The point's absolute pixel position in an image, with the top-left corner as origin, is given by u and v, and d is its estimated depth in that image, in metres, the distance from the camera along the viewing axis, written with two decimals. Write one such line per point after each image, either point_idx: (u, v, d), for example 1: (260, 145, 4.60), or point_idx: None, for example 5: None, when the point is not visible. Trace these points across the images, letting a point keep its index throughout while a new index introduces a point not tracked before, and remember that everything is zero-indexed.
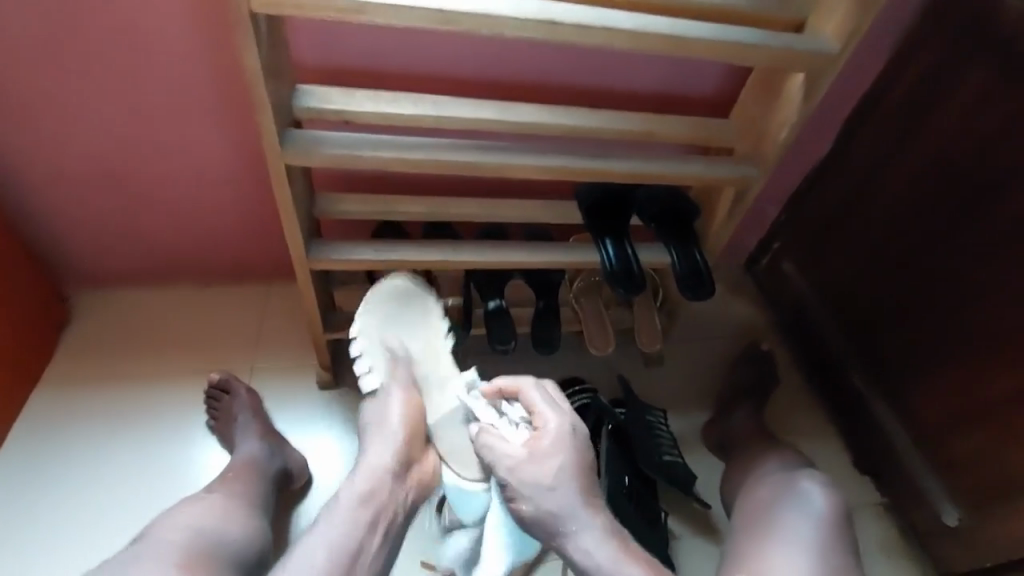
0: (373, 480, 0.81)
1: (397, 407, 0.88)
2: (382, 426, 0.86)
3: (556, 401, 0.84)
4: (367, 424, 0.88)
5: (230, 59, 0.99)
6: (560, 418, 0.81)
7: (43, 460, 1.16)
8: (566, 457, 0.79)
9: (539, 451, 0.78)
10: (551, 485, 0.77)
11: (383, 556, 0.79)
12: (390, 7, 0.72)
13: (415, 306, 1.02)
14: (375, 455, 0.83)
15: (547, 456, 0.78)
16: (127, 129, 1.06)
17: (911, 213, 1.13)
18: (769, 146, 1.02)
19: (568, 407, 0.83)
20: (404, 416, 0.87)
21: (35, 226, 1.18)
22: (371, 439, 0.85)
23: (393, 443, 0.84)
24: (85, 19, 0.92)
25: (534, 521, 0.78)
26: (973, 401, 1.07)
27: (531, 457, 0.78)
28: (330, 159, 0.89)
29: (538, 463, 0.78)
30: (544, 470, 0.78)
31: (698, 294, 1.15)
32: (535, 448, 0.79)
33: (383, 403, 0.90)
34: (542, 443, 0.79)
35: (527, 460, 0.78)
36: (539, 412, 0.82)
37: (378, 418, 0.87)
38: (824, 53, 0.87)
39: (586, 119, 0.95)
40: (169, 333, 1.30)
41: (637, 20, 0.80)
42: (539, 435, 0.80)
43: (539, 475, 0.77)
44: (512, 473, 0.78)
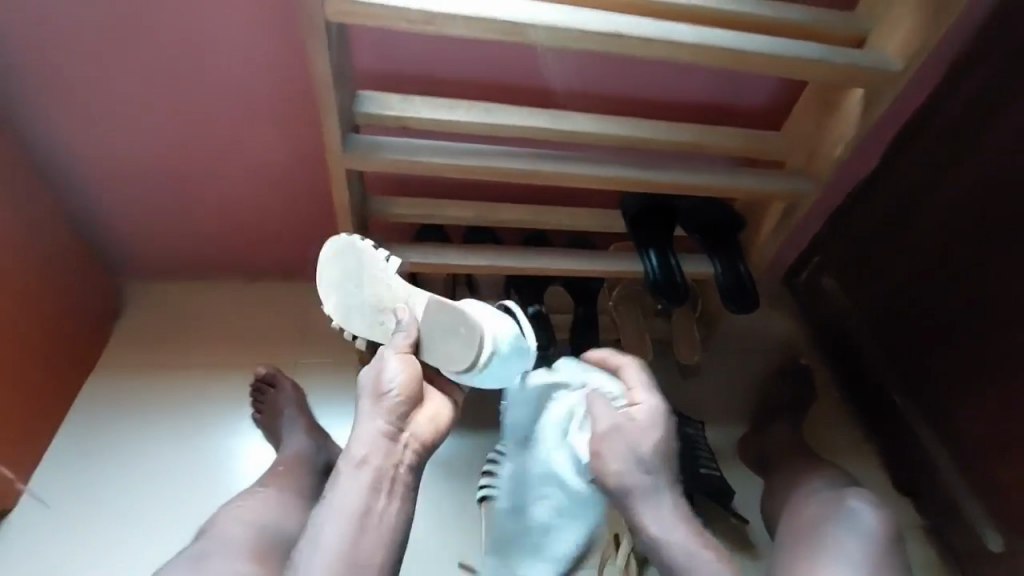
0: (369, 443, 0.79)
1: (390, 369, 0.82)
2: (371, 394, 0.81)
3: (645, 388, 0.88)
4: (359, 395, 0.83)
5: (292, 64, 1.02)
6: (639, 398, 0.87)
7: (98, 442, 1.21)
8: (660, 437, 0.85)
9: (626, 423, 0.84)
10: (641, 451, 0.83)
11: (401, 506, 0.78)
12: (460, 19, 0.74)
13: (353, 276, 0.93)
14: (366, 423, 0.80)
15: (646, 430, 0.84)
16: (189, 128, 1.10)
17: (960, 233, 1.11)
18: (822, 161, 1.02)
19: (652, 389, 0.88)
20: (395, 377, 0.81)
21: (97, 217, 1.23)
22: (361, 408, 0.81)
23: (385, 405, 0.80)
24: (161, 23, 0.97)
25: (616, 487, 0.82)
26: (1020, 429, 1.04)
27: (632, 423, 0.84)
28: (387, 163, 0.91)
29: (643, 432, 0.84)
30: (642, 438, 0.84)
31: (742, 307, 1.15)
32: (633, 417, 0.85)
33: (377, 368, 0.83)
34: (634, 416, 0.85)
35: (611, 432, 0.83)
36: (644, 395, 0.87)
37: (370, 385, 0.82)
38: (886, 69, 0.86)
39: (641, 130, 0.95)
40: (217, 326, 1.34)
41: (699, 34, 0.80)
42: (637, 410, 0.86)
43: (625, 446, 0.83)
44: (610, 432, 0.83)
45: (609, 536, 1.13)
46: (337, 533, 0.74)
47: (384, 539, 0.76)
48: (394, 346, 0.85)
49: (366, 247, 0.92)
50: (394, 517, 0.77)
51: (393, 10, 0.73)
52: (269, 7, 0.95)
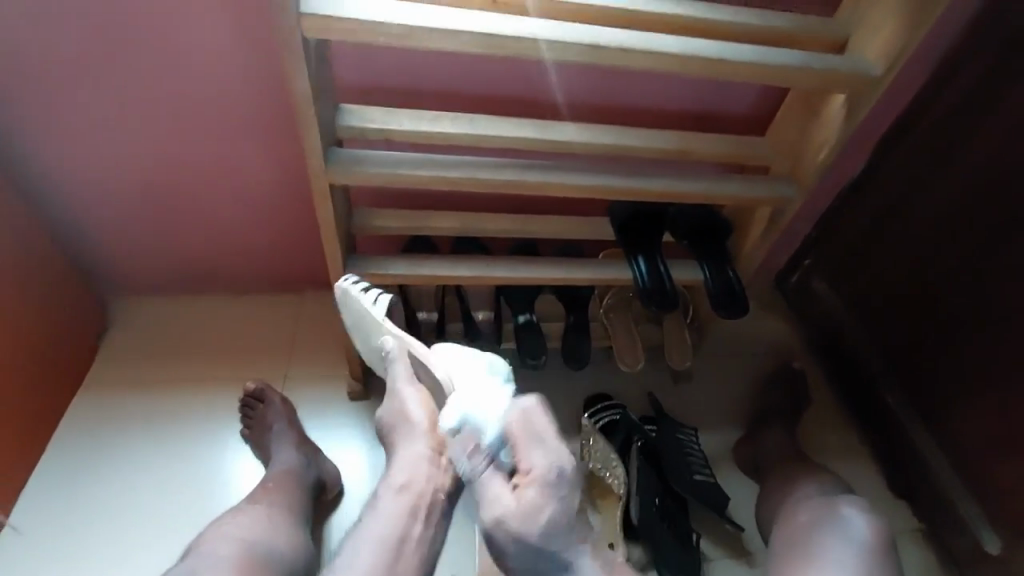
0: (408, 470, 0.84)
1: (415, 399, 0.90)
2: (406, 424, 0.88)
3: (548, 485, 0.77)
4: (393, 428, 0.90)
5: (275, 79, 1.02)
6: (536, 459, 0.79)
7: (86, 462, 1.20)
8: (547, 539, 0.76)
9: (523, 494, 0.77)
10: (532, 545, 0.76)
11: (440, 532, 0.83)
12: (438, 32, 0.74)
13: (356, 318, 0.99)
14: (406, 452, 0.86)
15: (538, 509, 0.76)
16: (174, 144, 1.09)
17: (945, 234, 1.11)
18: (807, 166, 1.02)
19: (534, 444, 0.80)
20: (422, 406, 0.89)
21: (82, 234, 1.22)
22: (401, 437, 0.88)
23: (424, 433, 0.87)
24: (140, 39, 0.96)
25: (518, 565, 0.78)
26: (1008, 429, 1.04)
27: (517, 513, 0.76)
28: (371, 177, 0.91)
29: (518, 514, 0.76)
30: (529, 532, 0.76)
31: (732, 312, 1.15)
32: (529, 511, 0.76)
33: (400, 400, 0.91)
34: (542, 498, 0.77)
35: (516, 509, 0.77)
36: (535, 459, 0.79)
37: (401, 416, 0.89)
38: (867, 74, 0.86)
39: (624, 138, 0.95)
40: (206, 340, 1.33)
41: (678, 43, 0.80)
42: (528, 485, 0.78)
43: (519, 545, 0.76)
44: (495, 524, 0.77)
45: None
46: (373, 558, 0.77)
47: (419, 565, 0.79)
48: (400, 378, 0.92)
49: (354, 290, 0.98)
50: (434, 542, 0.82)
51: (370, 24, 0.72)
52: (250, 23, 0.95)
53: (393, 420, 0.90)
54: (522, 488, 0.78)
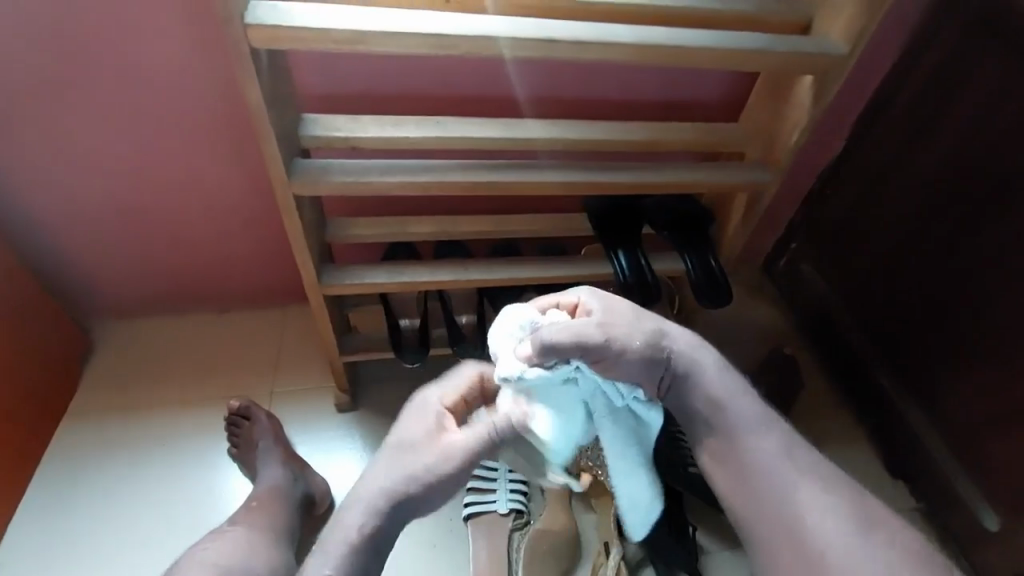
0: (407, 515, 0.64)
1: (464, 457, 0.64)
2: (414, 446, 0.64)
3: (602, 291, 0.72)
4: (399, 433, 0.65)
5: (237, 92, 1.00)
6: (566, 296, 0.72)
7: (73, 490, 1.19)
8: (652, 320, 0.71)
9: (598, 311, 0.69)
10: (640, 320, 0.70)
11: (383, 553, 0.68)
12: (389, 36, 0.72)
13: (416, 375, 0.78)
14: (398, 473, 0.62)
15: (613, 302, 0.71)
16: (140, 164, 1.08)
17: (928, 210, 1.10)
18: (781, 150, 1.00)
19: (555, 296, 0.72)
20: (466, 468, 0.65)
21: (57, 260, 1.21)
22: (398, 451, 0.64)
23: (433, 472, 0.62)
24: (94, 59, 0.94)
25: (651, 351, 0.68)
26: (1001, 405, 1.03)
27: (607, 311, 0.69)
28: (336, 186, 0.89)
29: (607, 309, 0.69)
30: (623, 310, 0.70)
31: (715, 302, 1.13)
32: (611, 304, 0.70)
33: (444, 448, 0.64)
34: (610, 292, 0.71)
35: (606, 315, 0.68)
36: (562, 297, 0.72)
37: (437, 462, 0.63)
38: (833, 53, 0.85)
39: (593, 132, 0.94)
40: (190, 360, 1.32)
41: (637, 32, 0.79)
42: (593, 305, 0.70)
43: (634, 326, 0.68)
44: (609, 331, 0.66)
45: (599, 545, 1.12)
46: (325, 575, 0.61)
47: None
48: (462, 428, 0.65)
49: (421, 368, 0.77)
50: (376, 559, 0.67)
51: (318, 32, 0.71)
52: (207, 36, 0.93)
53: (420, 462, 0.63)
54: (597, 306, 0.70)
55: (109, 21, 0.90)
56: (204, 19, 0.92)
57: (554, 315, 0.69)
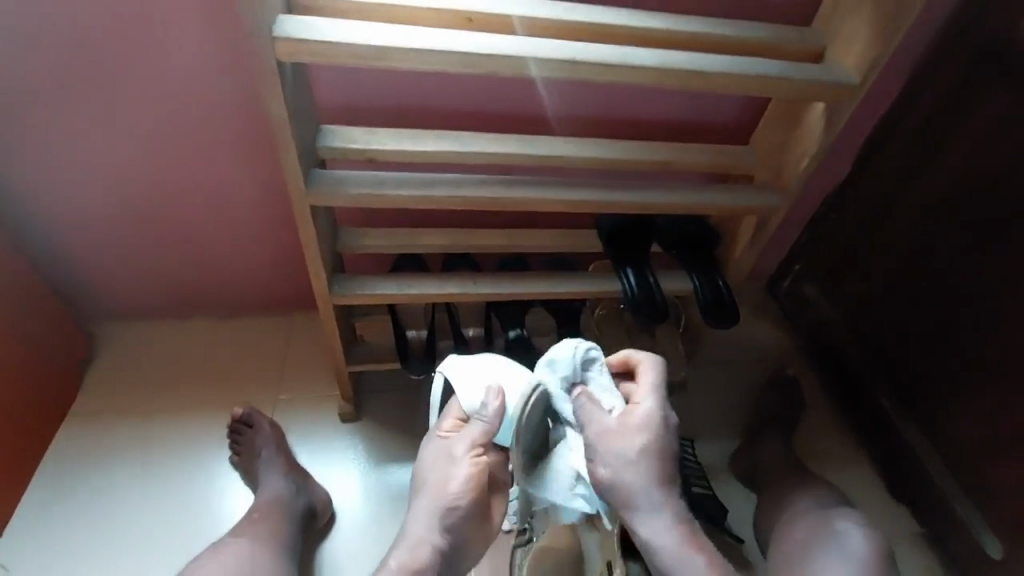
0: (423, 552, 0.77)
1: (461, 476, 0.78)
2: (427, 481, 0.79)
3: (657, 389, 0.80)
4: (421, 483, 0.81)
5: (254, 102, 1.01)
6: (650, 382, 0.80)
7: (70, 495, 1.17)
8: (654, 442, 0.76)
9: (628, 424, 0.76)
10: (635, 464, 0.74)
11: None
12: (414, 54, 0.74)
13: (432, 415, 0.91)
14: (429, 516, 0.78)
15: (636, 435, 0.75)
16: (154, 169, 1.08)
17: (934, 235, 1.11)
18: (791, 174, 1.02)
19: (655, 378, 0.80)
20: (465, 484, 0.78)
21: (65, 261, 1.20)
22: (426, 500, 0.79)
23: (439, 497, 0.77)
24: (115, 65, 0.95)
25: (618, 474, 0.74)
26: (1005, 432, 1.03)
27: (622, 437, 0.75)
28: (352, 198, 0.90)
29: (626, 442, 0.75)
30: (624, 447, 0.74)
31: (722, 322, 1.14)
32: (633, 439, 0.75)
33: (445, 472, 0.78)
34: (648, 450, 0.75)
35: (621, 433, 0.75)
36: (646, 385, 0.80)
37: (440, 486, 0.78)
38: (845, 83, 0.87)
39: (607, 152, 0.95)
40: (193, 365, 1.31)
41: (656, 57, 0.80)
42: (635, 422, 0.77)
43: (630, 455, 0.74)
44: (601, 441, 0.75)
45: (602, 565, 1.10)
46: None
47: None
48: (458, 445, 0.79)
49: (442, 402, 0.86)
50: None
51: (345, 48, 0.72)
52: (228, 46, 0.95)
53: (428, 486, 0.79)
54: (643, 387, 0.80)
55: (133, 28, 0.91)
56: (226, 30, 0.93)
57: (598, 382, 0.80)
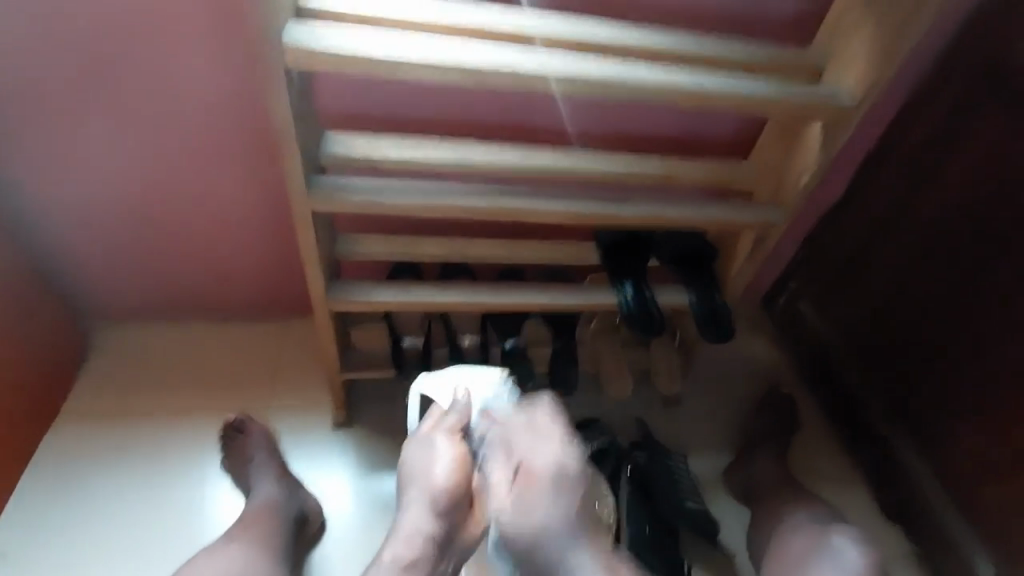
0: (415, 544, 0.79)
1: (443, 462, 0.80)
2: (410, 472, 0.81)
3: (548, 431, 0.80)
4: (407, 478, 0.82)
5: (259, 106, 1.02)
6: (551, 452, 0.77)
7: (56, 497, 1.15)
8: (558, 496, 0.76)
9: (525, 495, 0.75)
10: (536, 535, 0.74)
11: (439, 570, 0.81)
12: (421, 64, 0.75)
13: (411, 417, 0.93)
14: (419, 513, 0.80)
15: (533, 505, 0.75)
16: (156, 170, 1.08)
17: (928, 254, 1.12)
18: (789, 191, 1.03)
19: (559, 439, 0.79)
20: (449, 470, 0.79)
21: (62, 260, 1.20)
22: (414, 497, 0.81)
23: (424, 487, 0.79)
24: (124, 66, 0.95)
25: (519, 554, 0.75)
26: (1001, 451, 1.04)
27: (510, 506, 0.75)
28: (355, 205, 0.90)
29: (524, 513, 0.75)
30: (526, 522, 0.74)
31: (716, 337, 1.15)
32: (531, 505, 0.74)
33: (427, 458, 0.80)
34: (548, 502, 0.75)
35: (514, 509, 0.75)
36: (530, 449, 0.77)
37: (423, 472, 0.80)
38: (843, 104, 0.88)
39: (608, 165, 0.96)
40: (187, 368, 1.30)
41: (659, 74, 0.82)
42: (530, 479, 0.76)
43: (521, 526, 0.75)
44: (500, 521, 0.75)
45: None
46: None
47: None
48: (439, 432, 0.81)
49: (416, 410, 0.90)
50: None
51: (353, 56, 0.73)
52: (236, 51, 0.96)
53: (411, 477, 0.81)
54: (535, 436, 0.79)
55: (142, 31, 0.92)
56: (234, 35, 0.94)
57: (495, 451, 0.79)
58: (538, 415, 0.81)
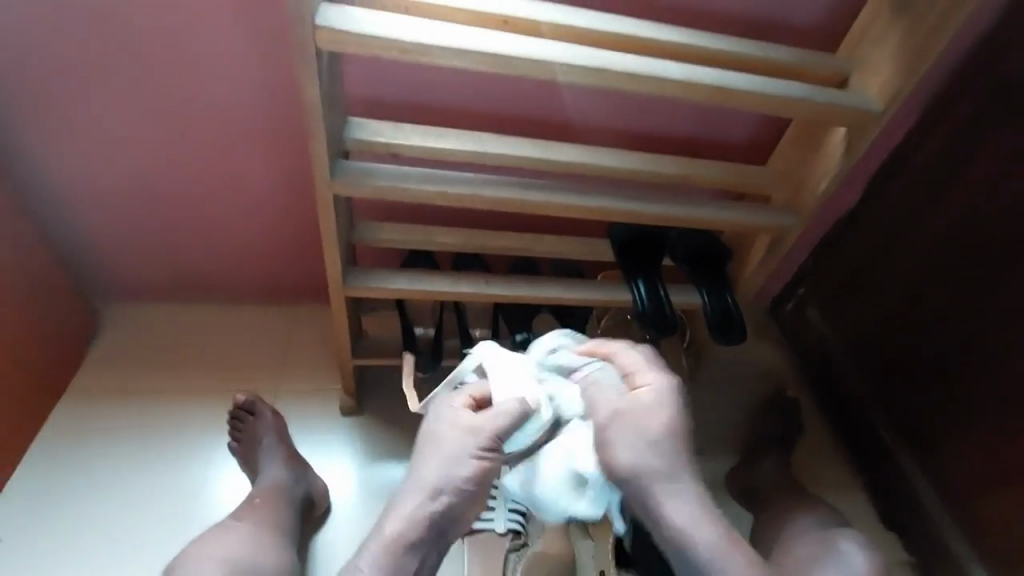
0: (419, 525, 0.68)
1: (478, 446, 0.70)
2: (437, 444, 0.72)
3: (656, 363, 0.76)
4: (428, 450, 0.72)
5: (282, 88, 1.02)
6: (662, 377, 0.73)
7: (63, 471, 1.16)
8: (670, 419, 0.71)
9: (636, 407, 0.71)
10: (646, 445, 0.69)
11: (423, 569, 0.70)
12: (450, 51, 0.75)
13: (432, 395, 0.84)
14: (435, 468, 0.70)
15: (644, 417, 0.70)
16: (175, 148, 1.08)
17: (939, 265, 1.12)
18: (807, 196, 1.03)
19: (670, 371, 0.74)
20: (478, 459, 0.70)
21: (77, 235, 1.20)
22: (433, 449, 0.72)
23: (450, 467, 0.70)
24: (150, 42, 0.96)
25: (627, 465, 0.69)
26: (1002, 465, 1.04)
27: (621, 414, 0.71)
28: (376, 191, 0.91)
29: (636, 421, 0.70)
30: (639, 429, 0.70)
31: (728, 339, 1.15)
32: (642, 416, 0.70)
33: (461, 436, 0.71)
34: (643, 423, 0.70)
35: (623, 419, 0.70)
36: (637, 371, 0.74)
37: (453, 449, 0.70)
38: (867, 110, 0.89)
39: (629, 162, 0.96)
40: (197, 348, 1.30)
41: (686, 71, 0.82)
42: (639, 394, 0.72)
43: (635, 435, 0.70)
44: (606, 422, 0.71)
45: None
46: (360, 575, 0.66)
47: None
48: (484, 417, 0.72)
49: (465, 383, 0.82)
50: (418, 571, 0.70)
51: (383, 40, 0.73)
52: (262, 32, 0.96)
53: (438, 451, 0.71)
54: (630, 362, 0.75)
55: (170, 7, 0.92)
56: (261, 15, 0.94)
57: (600, 370, 0.77)
58: (644, 347, 0.78)
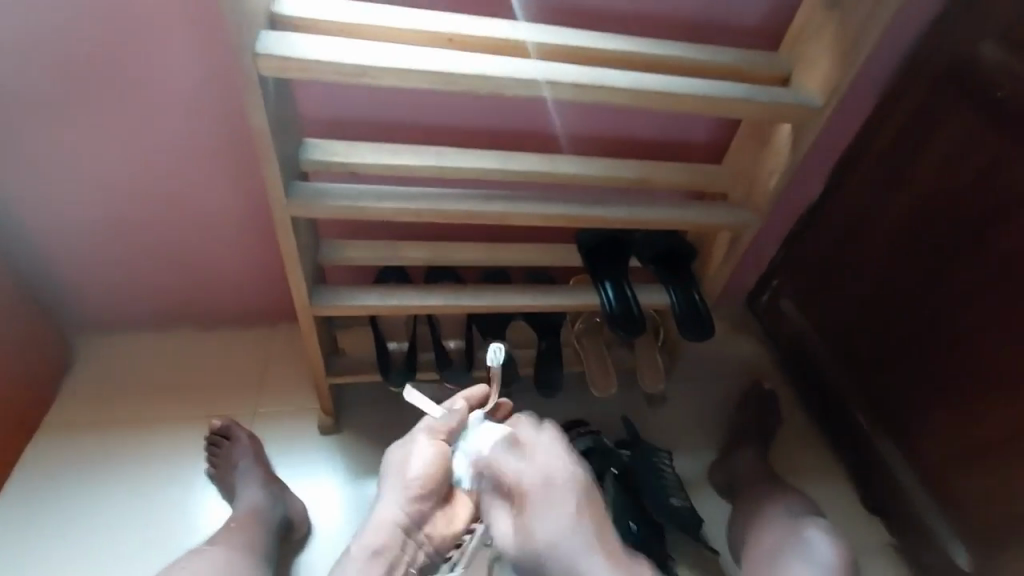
0: (385, 543, 0.76)
1: (419, 462, 0.75)
2: (390, 470, 0.79)
3: (535, 454, 0.68)
4: (387, 471, 0.79)
5: (238, 114, 1.02)
6: (545, 475, 0.67)
7: (37, 508, 1.15)
8: (564, 513, 0.66)
9: (524, 519, 0.66)
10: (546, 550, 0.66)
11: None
12: (392, 72, 0.76)
13: None
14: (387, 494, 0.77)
15: (536, 523, 0.66)
16: (136, 179, 1.09)
17: (901, 251, 1.14)
18: (762, 192, 1.06)
19: (553, 460, 0.68)
20: (422, 472, 0.75)
21: (44, 269, 1.19)
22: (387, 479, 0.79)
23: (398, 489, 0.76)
24: (102, 76, 0.96)
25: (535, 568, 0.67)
26: (976, 443, 1.06)
27: (516, 528, 0.66)
28: (333, 211, 0.91)
29: (529, 534, 0.66)
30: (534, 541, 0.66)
31: (698, 334, 1.16)
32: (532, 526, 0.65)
33: (404, 455, 0.77)
34: (548, 525, 0.65)
35: (520, 535, 0.66)
36: (516, 475, 0.67)
37: (398, 467, 0.77)
38: (809, 107, 0.91)
39: (583, 167, 0.98)
40: (171, 376, 1.30)
41: (628, 79, 0.84)
42: (526, 505, 0.66)
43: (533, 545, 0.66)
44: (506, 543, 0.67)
45: None
46: None
47: None
48: (429, 433, 0.76)
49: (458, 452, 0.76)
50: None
51: (325, 64, 0.74)
52: (214, 60, 0.97)
53: (389, 477, 0.78)
54: (521, 459, 0.68)
55: (120, 41, 0.93)
56: (212, 43, 0.95)
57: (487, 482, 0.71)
58: (522, 438, 0.70)
